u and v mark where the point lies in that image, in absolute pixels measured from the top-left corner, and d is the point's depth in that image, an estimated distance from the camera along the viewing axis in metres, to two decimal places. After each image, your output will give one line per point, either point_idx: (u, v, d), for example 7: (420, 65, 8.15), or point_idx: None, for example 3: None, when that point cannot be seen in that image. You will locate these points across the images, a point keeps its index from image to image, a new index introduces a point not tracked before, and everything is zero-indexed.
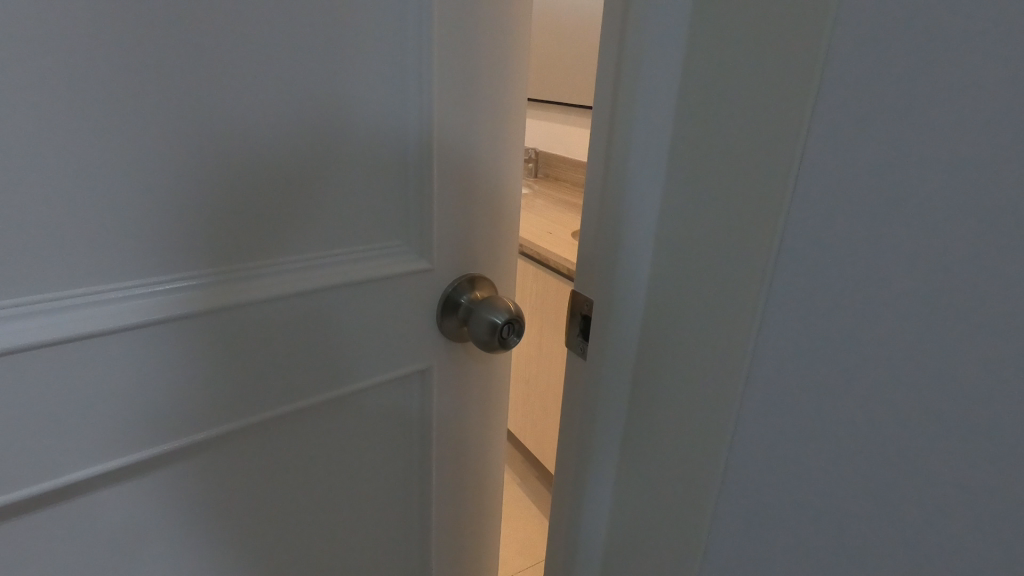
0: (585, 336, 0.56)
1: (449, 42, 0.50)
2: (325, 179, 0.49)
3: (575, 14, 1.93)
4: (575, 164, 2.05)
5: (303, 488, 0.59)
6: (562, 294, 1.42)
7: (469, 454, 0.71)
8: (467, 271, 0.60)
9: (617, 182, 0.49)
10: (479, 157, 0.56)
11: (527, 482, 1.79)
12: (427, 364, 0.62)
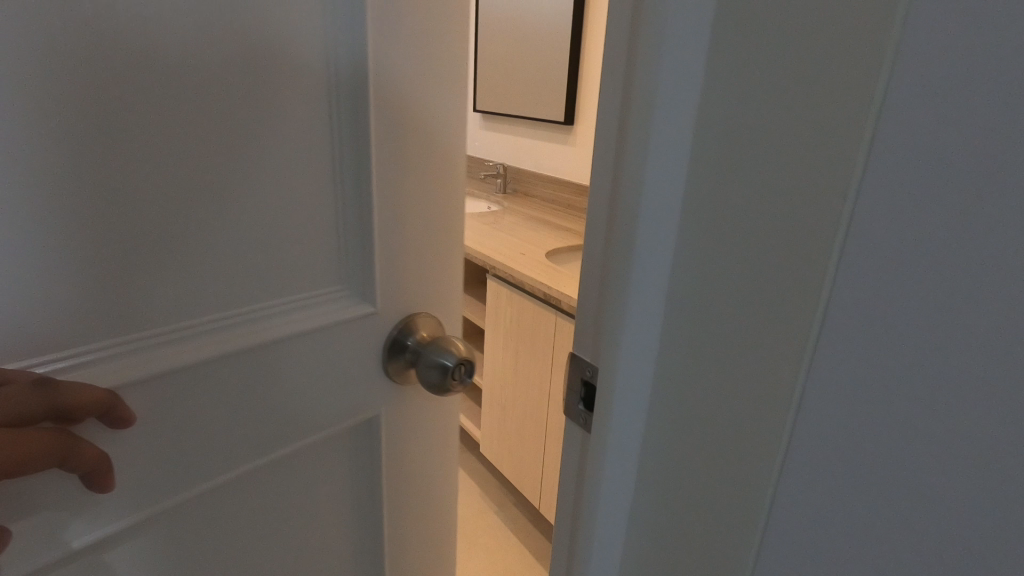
0: (589, 406, 0.43)
1: (391, 45, 0.43)
2: (259, 217, 0.41)
3: (546, 30, 1.89)
4: (544, 179, 2.02)
5: (248, 562, 0.50)
6: (536, 317, 1.37)
7: (423, 509, 0.63)
8: (408, 311, 0.53)
9: (619, 255, 0.38)
10: (424, 174, 0.49)
11: (505, 509, 1.71)
12: (371, 418, 0.54)
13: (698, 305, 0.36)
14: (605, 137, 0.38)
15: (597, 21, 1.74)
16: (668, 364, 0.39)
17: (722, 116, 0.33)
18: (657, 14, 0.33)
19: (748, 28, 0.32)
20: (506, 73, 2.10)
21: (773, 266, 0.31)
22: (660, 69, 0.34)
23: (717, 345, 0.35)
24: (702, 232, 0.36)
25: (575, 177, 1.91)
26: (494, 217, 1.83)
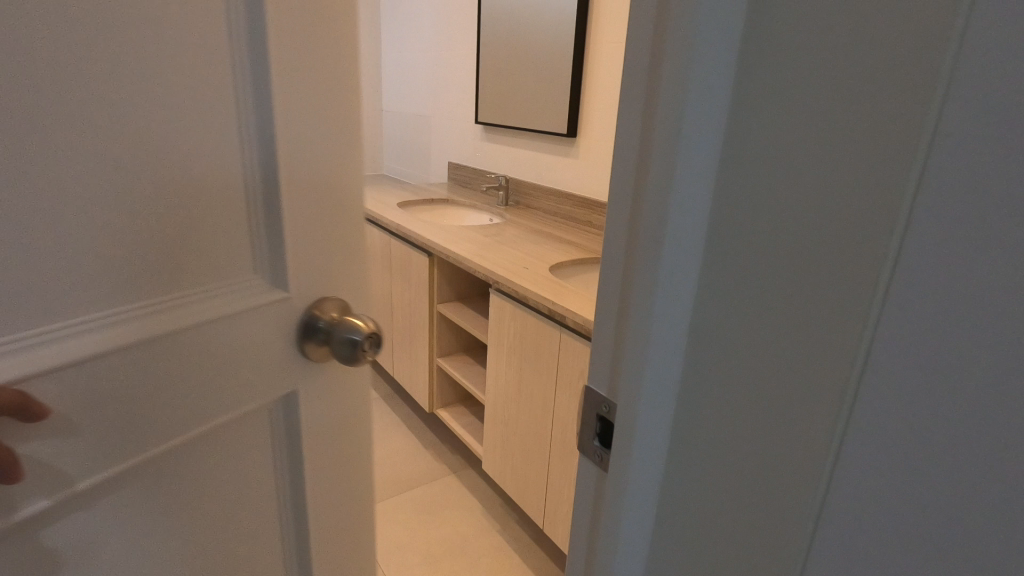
0: (605, 442, 0.40)
1: (298, 40, 0.45)
2: (193, 197, 0.41)
3: (549, 42, 1.88)
4: (547, 191, 2.00)
5: (183, 560, 0.48)
6: (540, 333, 1.34)
7: (351, 503, 0.62)
8: (314, 297, 0.52)
9: (639, 287, 0.35)
10: (337, 165, 0.51)
11: (508, 528, 1.67)
12: (283, 408, 0.53)
13: (728, 344, 0.34)
14: (623, 161, 0.36)
15: (601, 32, 1.73)
16: (694, 404, 0.37)
17: (753, 141, 0.31)
18: (683, 31, 0.31)
19: (781, 48, 0.30)
20: (508, 85, 2.08)
21: (813, 305, 0.29)
22: (686, 89, 0.31)
23: (750, 386, 0.33)
24: (731, 265, 0.33)
25: (579, 190, 1.89)
26: (496, 230, 1.81)
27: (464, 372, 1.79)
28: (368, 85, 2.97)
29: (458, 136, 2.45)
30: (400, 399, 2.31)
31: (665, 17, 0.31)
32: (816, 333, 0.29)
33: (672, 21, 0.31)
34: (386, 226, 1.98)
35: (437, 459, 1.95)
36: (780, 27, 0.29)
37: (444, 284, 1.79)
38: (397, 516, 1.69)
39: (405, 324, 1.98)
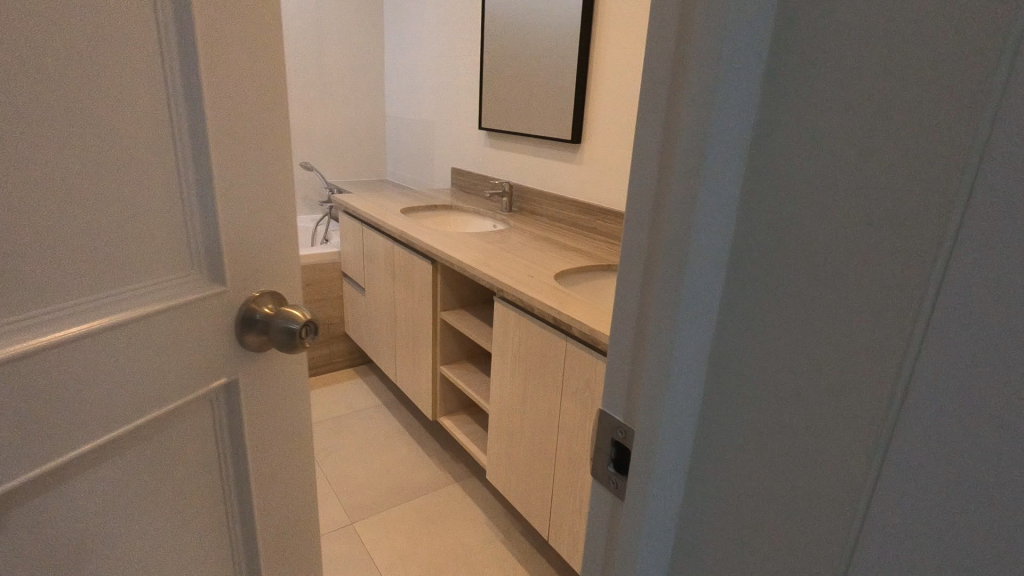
0: (620, 469, 0.39)
1: (226, 52, 0.48)
2: (117, 195, 0.43)
3: (554, 48, 1.87)
4: (550, 198, 1.99)
5: (120, 557, 0.48)
6: (545, 342, 1.32)
7: (290, 485, 0.66)
8: (249, 291, 0.55)
9: (658, 308, 0.34)
10: (264, 167, 0.54)
11: (511, 538, 1.65)
12: (223, 396, 0.55)
13: (755, 369, 0.32)
14: (642, 177, 0.34)
15: (607, 38, 1.71)
16: (716, 431, 0.35)
17: (782, 159, 0.30)
18: (707, 43, 0.29)
19: (815, 63, 0.28)
20: (512, 90, 2.07)
21: (848, 331, 0.28)
22: (711, 104, 0.30)
23: (780, 414, 0.32)
24: (759, 287, 0.32)
25: (584, 196, 1.88)
26: (500, 236, 1.80)
27: (467, 380, 1.78)
28: (372, 90, 2.97)
29: (461, 142, 2.44)
30: (402, 406, 2.29)
31: (688, 28, 0.30)
32: (851, 362, 0.28)
33: (695, 32, 0.30)
34: (389, 233, 1.97)
35: (439, 468, 1.93)
36: (811, 40, 0.28)
37: (447, 291, 1.77)
38: (399, 526, 1.67)
39: (408, 331, 1.96)
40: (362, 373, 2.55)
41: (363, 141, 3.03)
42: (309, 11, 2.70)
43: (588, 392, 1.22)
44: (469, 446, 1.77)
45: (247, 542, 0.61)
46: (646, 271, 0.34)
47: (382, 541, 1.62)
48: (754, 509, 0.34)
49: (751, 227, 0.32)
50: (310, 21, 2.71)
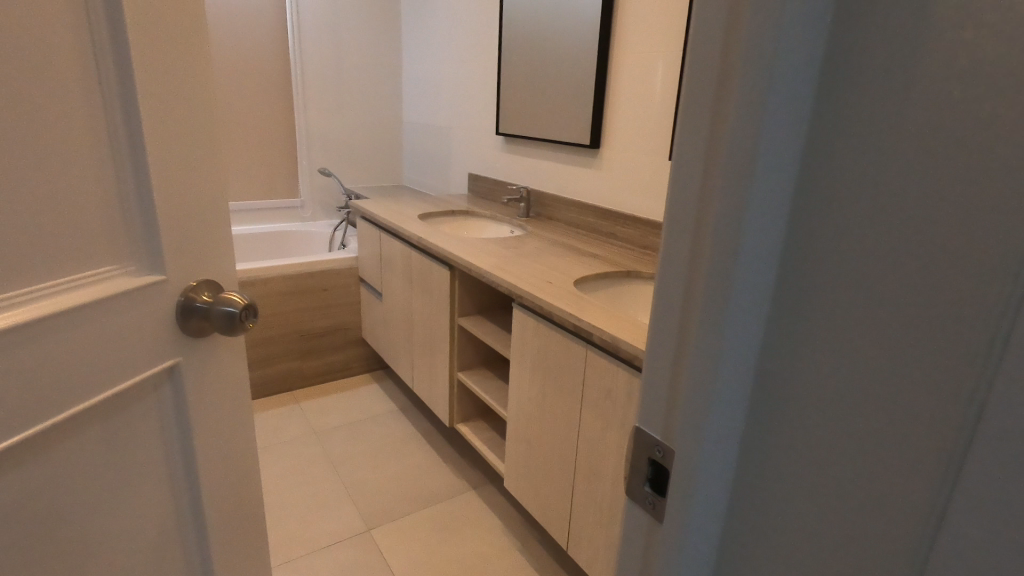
0: (656, 488, 0.40)
1: (153, 57, 0.53)
2: (65, 196, 0.48)
3: (572, 52, 1.86)
4: (568, 202, 1.97)
5: (72, 521, 0.53)
6: (563, 348, 1.31)
7: (233, 460, 0.71)
8: (187, 281, 0.60)
9: (708, 312, 0.34)
10: (194, 164, 0.59)
11: (528, 546, 1.64)
12: (167, 377, 0.61)
13: (802, 379, 0.33)
14: (685, 186, 0.35)
15: (625, 41, 1.70)
16: (761, 436, 0.36)
17: (829, 174, 0.31)
18: (756, 56, 0.30)
19: (869, 70, 0.29)
20: (530, 95, 2.07)
21: (897, 342, 0.29)
22: (760, 116, 0.31)
23: (828, 423, 0.33)
24: (804, 299, 0.33)
25: (603, 202, 1.86)
26: (516, 242, 1.79)
27: (485, 386, 1.77)
28: (389, 96, 2.98)
29: (478, 147, 2.44)
30: (418, 412, 2.29)
31: (736, 42, 0.31)
32: (914, 364, 0.28)
33: (744, 48, 0.31)
34: (407, 238, 1.97)
35: (456, 474, 1.92)
36: (862, 57, 0.29)
37: (465, 297, 1.77)
38: (416, 531, 1.67)
39: (425, 336, 1.96)
40: (378, 378, 2.55)
41: (380, 146, 3.04)
42: (328, 18, 2.72)
43: (607, 401, 1.20)
44: (486, 452, 1.76)
45: (194, 511, 0.67)
46: (697, 276, 0.35)
47: (398, 546, 1.61)
48: (812, 508, 0.34)
49: (804, 230, 0.32)
50: (328, 27, 2.73)
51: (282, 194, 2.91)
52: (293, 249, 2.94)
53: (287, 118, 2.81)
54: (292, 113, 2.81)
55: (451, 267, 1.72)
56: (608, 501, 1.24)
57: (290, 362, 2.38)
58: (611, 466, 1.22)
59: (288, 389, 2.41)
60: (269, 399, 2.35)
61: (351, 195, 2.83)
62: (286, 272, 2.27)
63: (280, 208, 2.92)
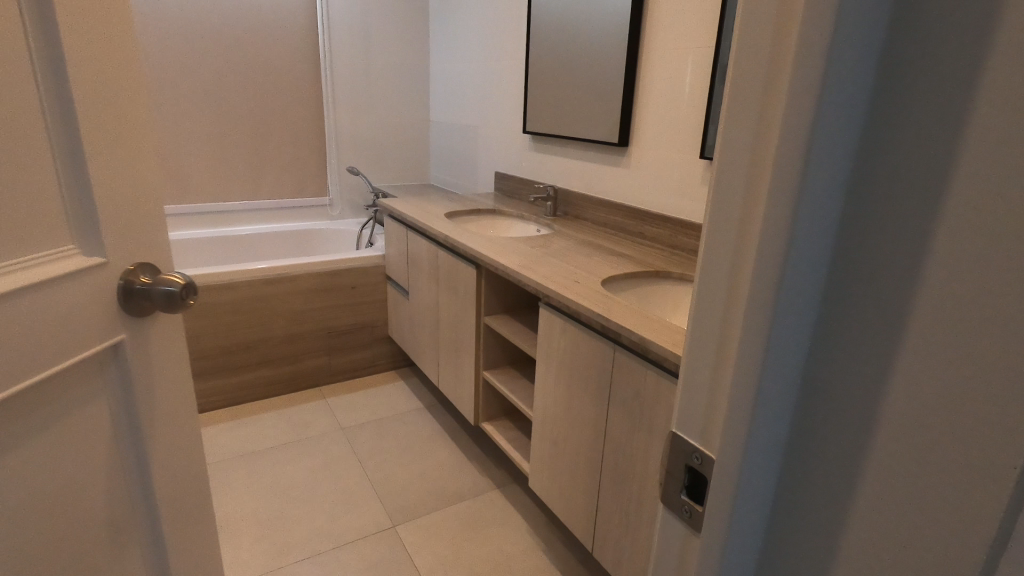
0: (692, 494, 0.39)
1: (81, 48, 0.56)
2: (14, 181, 0.52)
3: (601, 49, 1.84)
4: (596, 201, 1.95)
5: (27, 491, 0.57)
6: (592, 347, 1.29)
7: (177, 438, 0.75)
8: (126, 266, 0.64)
9: (754, 311, 0.33)
10: (123, 151, 0.63)
11: (553, 547, 1.63)
12: (111, 358, 0.65)
13: (851, 390, 0.32)
14: (730, 188, 0.34)
15: (655, 37, 1.68)
16: (805, 450, 0.35)
17: (883, 178, 0.30)
18: (808, 50, 0.28)
19: (934, 55, 0.27)
20: (558, 93, 2.05)
21: (956, 354, 0.28)
22: (811, 114, 0.29)
23: (880, 436, 0.31)
24: (854, 308, 0.32)
25: (632, 201, 1.84)
26: (543, 241, 1.78)
27: (511, 385, 1.76)
28: (417, 95, 3.00)
29: (505, 146, 2.43)
30: (444, 410, 2.29)
31: (787, 36, 0.30)
32: (987, 363, 0.27)
33: (796, 41, 0.29)
34: (433, 237, 1.98)
35: (481, 473, 1.92)
36: (920, 55, 0.28)
37: (491, 296, 1.76)
38: (439, 530, 1.67)
39: (451, 335, 1.97)
40: (404, 376, 2.57)
41: (408, 145, 3.06)
42: (357, 18, 2.75)
43: (636, 403, 1.19)
44: (511, 451, 1.76)
45: (143, 486, 0.71)
46: (745, 271, 0.33)
47: (422, 544, 1.62)
48: (869, 516, 0.32)
49: (861, 225, 0.31)
50: (358, 27, 2.76)
51: (312, 192, 2.95)
52: (321, 247, 2.98)
53: (318, 118, 2.84)
54: (322, 113, 2.84)
55: (478, 266, 1.73)
56: (635, 505, 1.22)
57: (318, 358, 2.42)
58: (640, 467, 1.20)
59: (316, 385, 2.45)
60: (296, 395, 2.38)
61: (379, 194, 2.85)
62: (315, 270, 2.31)
63: (309, 207, 2.97)
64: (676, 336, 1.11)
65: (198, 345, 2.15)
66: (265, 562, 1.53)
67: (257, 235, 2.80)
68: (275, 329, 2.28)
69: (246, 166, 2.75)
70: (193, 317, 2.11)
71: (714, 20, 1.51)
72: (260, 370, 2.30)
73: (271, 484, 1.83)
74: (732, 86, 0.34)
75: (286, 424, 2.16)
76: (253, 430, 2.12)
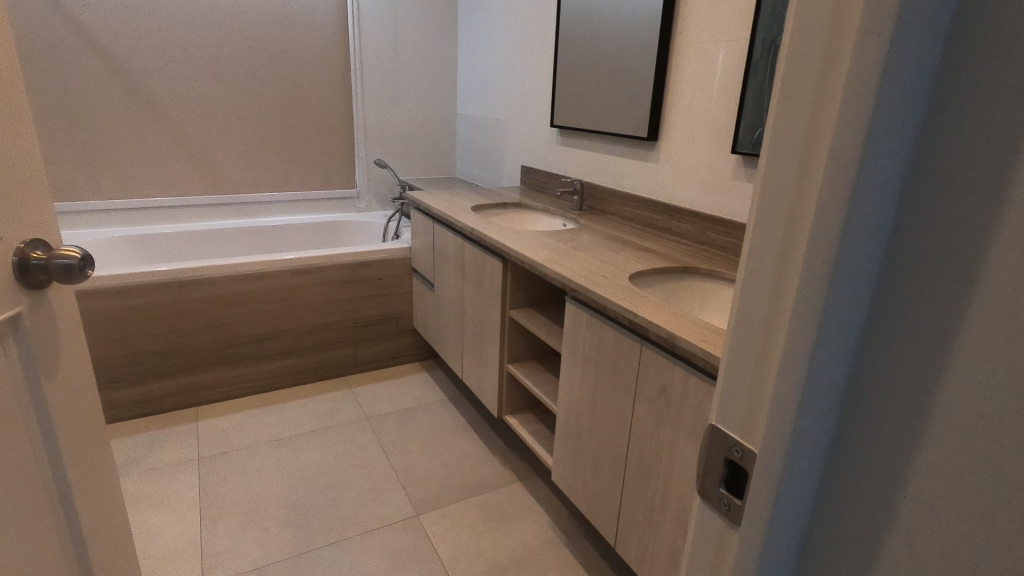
0: (729, 488, 0.39)
1: None
2: None
3: (631, 41, 1.82)
4: (622, 196, 1.94)
5: None
6: (618, 342, 1.28)
7: (76, 406, 0.81)
8: (16, 244, 0.68)
9: (801, 306, 0.32)
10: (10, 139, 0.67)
11: (575, 541, 1.63)
12: (12, 333, 0.69)
13: (901, 390, 0.31)
14: (779, 175, 0.33)
15: (687, 29, 1.65)
16: (851, 448, 0.34)
17: (944, 167, 0.28)
18: (867, 38, 0.28)
19: (1005, 39, 0.26)
20: (586, 86, 2.04)
21: (1015, 350, 0.27)
22: (871, 99, 0.28)
23: (929, 436, 0.30)
24: (907, 302, 0.30)
25: (661, 196, 1.82)
26: (568, 235, 1.77)
27: (535, 379, 1.77)
28: (444, 88, 3.02)
29: (532, 140, 2.43)
30: (467, 402, 2.31)
31: (848, 17, 0.28)
32: None
33: (857, 23, 0.28)
34: (459, 230, 1.99)
35: (503, 465, 1.93)
36: (984, 40, 0.26)
37: (516, 289, 1.77)
38: (461, 519, 1.69)
39: (475, 327, 1.98)
40: (427, 368, 2.60)
41: (434, 139, 3.09)
42: (386, 12, 2.77)
43: (663, 399, 1.18)
44: (533, 444, 1.76)
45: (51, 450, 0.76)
46: (792, 266, 0.33)
47: (444, 533, 1.64)
48: (914, 519, 0.31)
49: (917, 218, 0.30)
50: (387, 20, 2.78)
51: (340, 184, 2.98)
52: (348, 238, 3.01)
53: (346, 111, 2.87)
54: (351, 107, 2.87)
55: (504, 259, 1.73)
56: (660, 502, 1.22)
57: (344, 349, 2.45)
58: (666, 464, 1.19)
59: (341, 375, 2.49)
60: (322, 385, 2.42)
61: (405, 186, 2.87)
62: (343, 261, 2.34)
63: (336, 199, 3.01)
64: (705, 332, 1.10)
65: (231, 334, 2.21)
66: (290, 546, 1.56)
67: (285, 226, 2.85)
68: (302, 320, 2.33)
69: (276, 157, 2.79)
70: (223, 307, 2.16)
71: (748, 10, 1.47)
72: (287, 359, 2.35)
73: (299, 470, 1.87)
74: (783, 74, 0.33)
75: (313, 412, 2.21)
76: (280, 416, 2.17)
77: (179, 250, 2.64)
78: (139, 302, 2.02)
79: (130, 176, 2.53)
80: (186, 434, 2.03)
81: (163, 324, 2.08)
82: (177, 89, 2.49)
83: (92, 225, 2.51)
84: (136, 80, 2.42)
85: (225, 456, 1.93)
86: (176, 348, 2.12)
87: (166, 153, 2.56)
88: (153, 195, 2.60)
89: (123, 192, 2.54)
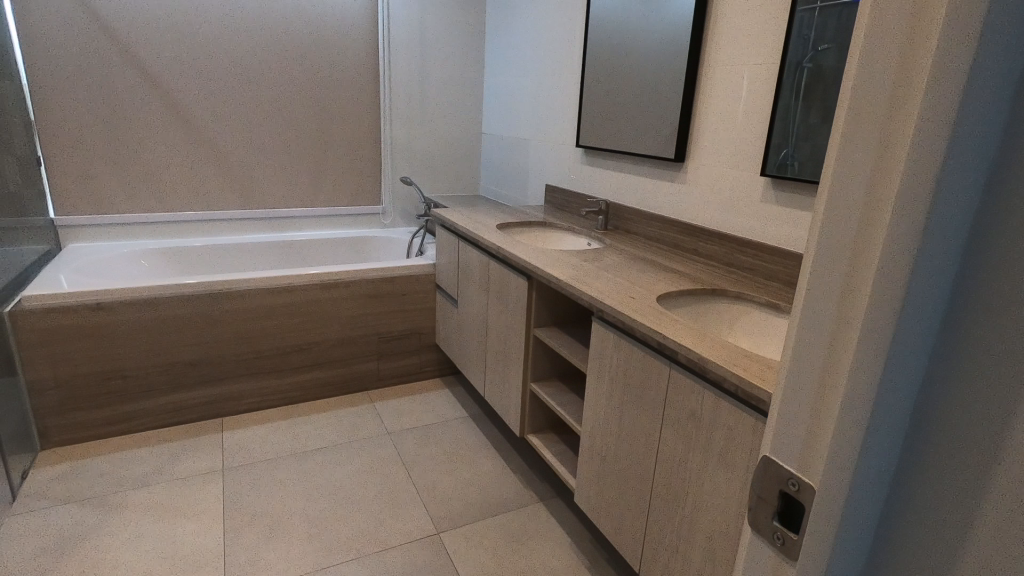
0: (782, 522, 0.39)
1: None
2: None
3: (658, 62, 1.84)
4: (647, 216, 1.94)
5: None
6: (645, 363, 1.27)
7: None
8: None
9: (864, 338, 0.32)
10: None
11: (596, 565, 1.60)
12: None
13: (970, 428, 0.31)
14: (842, 207, 0.34)
15: (716, 52, 1.66)
16: (915, 481, 0.33)
17: (1017, 206, 0.28)
18: (942, 74, 0.28)
19: None
20: (612, 107, 2.06)
21: None
22: (947, 134, 0.28)
23: (999, 477, 0.29)
24: (980, 340, 0.30)
25: (687, 216, 1.81)
26: (593, 254, 1.78)
27: (558, 398, 1.76)
28: (469, 107, 3.07)
29: (556, 159, 2.45)
30: (488, 421, 2.30)
31: (922, 49, 0.29)
32: None
33: (932, 56, 0.28)
34: (485, 249, 2.01)
35: (524, 486, 1.92)
36: None
37: (541, 308, 1.77)
38: (481, 538, 1.68)
39: (499, 344, 1.98)
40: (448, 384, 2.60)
41: (458, 157, 3.13)
42: (415, 32, 2.84)
43: (691, 423, 1.16)
44: (554, 464, 1.75)
45: None
46: (853, 300, 0.33)
47: (465, 552, 1.63)
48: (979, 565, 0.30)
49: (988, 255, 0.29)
50: (415, 41, 2.85)
51: (366, 201, 3.03)
52: (372, 254, 3.05)
53: (373, 130, 2.92)
54: (378, 126, 2.92)
55: (529, 278, 1.74)
56: (687, 527, 1.20)
57: (367, 362, 2.47)
58: (694, 488, 1.17)
59: (363, 389, 2.50)
60: (345, 399, 2.43)
61: (430, 203, 2.91)
62: (368, 276, 2.37)
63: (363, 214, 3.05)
64: (736, 356, 1.08)
65: (257, 346, 2.24)
66: (310, 562, 1.56)
67: (311, 242, 2.90)
68: (328, 333, 2.35)
69: (305, 173, 2.85)
70: (250, 318, 2.20)
71: (778, 33, 1.47)
72: (311, 372, 2.37)
73: (321, 484, 1.88)
74: (847, 108, 0.33)
75: (336, 426, 2.22)
76: (303, 430, 2.18)
77: (209, 263, 2.70)
78: (169, 312, 2.07)
79: (165, 190, 2.60)
80: (211, 445, 2.06)
81: (192, 335, 2.12)
82: (213, 107, 2.58)
83: (128, 237, 2.59)
84: (174, 97, 2.50)
85: (248, 468, 1.95)
86: (203, 359, 2.16)
87: (200, 169, 2.63)
88: (185, 209, 2.67)
89: (159, 206, 2.62)
